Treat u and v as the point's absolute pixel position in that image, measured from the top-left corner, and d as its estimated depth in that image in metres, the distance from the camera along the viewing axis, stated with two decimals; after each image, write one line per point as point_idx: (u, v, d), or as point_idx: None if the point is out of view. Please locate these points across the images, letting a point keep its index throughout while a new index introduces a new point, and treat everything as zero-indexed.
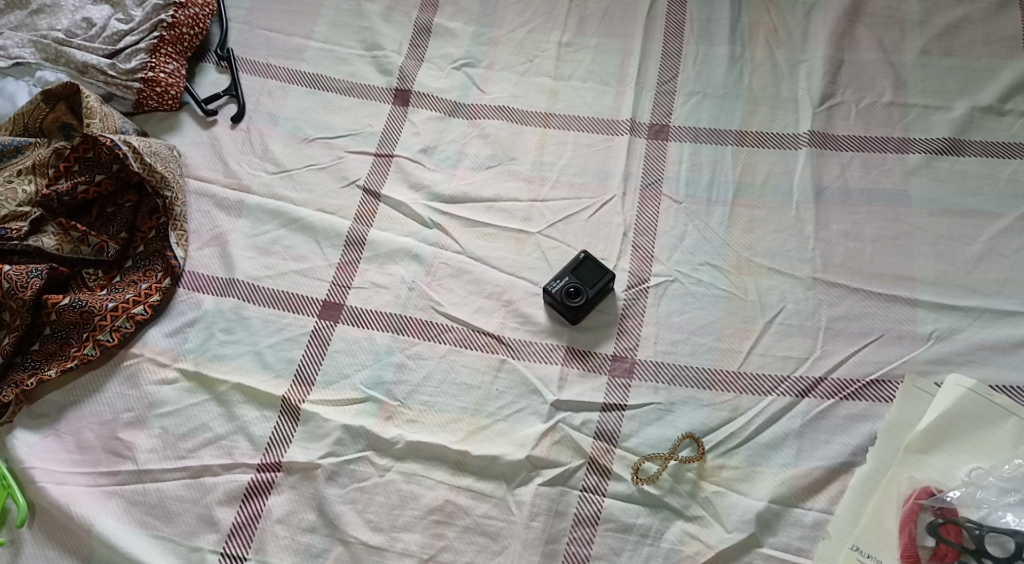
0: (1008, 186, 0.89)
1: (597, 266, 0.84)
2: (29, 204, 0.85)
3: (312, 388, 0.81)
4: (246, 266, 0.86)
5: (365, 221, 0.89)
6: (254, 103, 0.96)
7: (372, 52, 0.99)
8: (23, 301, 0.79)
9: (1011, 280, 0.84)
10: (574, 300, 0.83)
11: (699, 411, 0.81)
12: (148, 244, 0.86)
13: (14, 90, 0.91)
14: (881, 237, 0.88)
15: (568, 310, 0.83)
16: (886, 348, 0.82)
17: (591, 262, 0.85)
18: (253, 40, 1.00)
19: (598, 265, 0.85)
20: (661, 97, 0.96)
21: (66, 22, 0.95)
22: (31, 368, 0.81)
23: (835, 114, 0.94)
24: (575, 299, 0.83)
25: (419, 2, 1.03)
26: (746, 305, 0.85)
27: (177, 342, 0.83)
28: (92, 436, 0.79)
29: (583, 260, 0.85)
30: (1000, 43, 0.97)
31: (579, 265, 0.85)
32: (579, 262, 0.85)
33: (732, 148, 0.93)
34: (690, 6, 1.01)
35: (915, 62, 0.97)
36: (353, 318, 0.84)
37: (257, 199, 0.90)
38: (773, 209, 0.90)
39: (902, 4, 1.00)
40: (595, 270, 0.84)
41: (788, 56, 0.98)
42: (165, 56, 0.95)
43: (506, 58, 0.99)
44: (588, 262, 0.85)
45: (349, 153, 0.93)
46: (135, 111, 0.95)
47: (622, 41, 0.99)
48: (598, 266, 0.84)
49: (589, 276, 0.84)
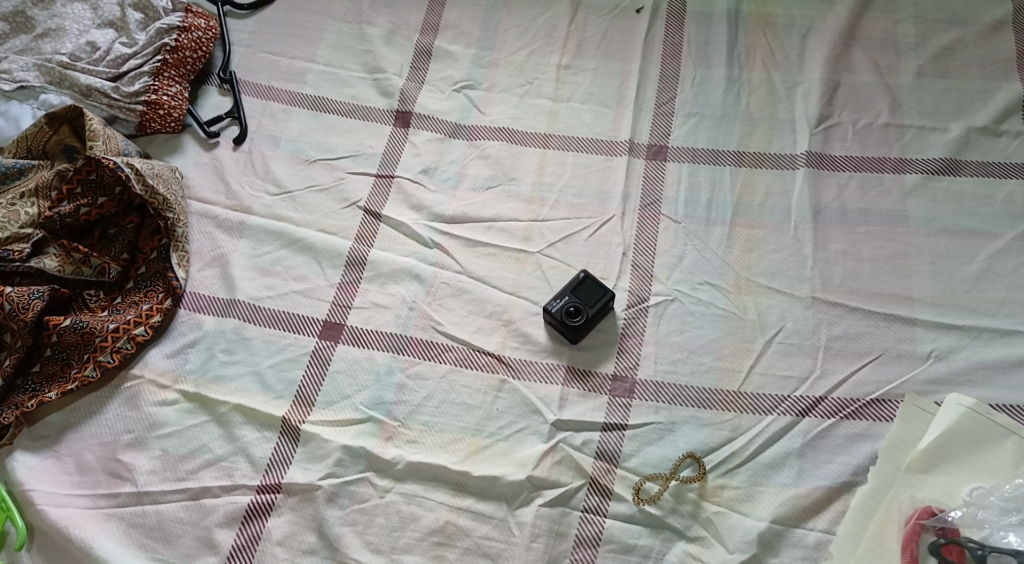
0: (1005, 205, 0.90)
1: (596, 285, 0.85)
2: (32, 225, 0.85)
3: (313, 408, 0.81)
4: (247, 286, 0.87)
5: (366, 241, 0.89)
6: (256, 125, 0.96)
7: (374, 75, 1.00)
8: (24, 322, 0.80)
9: (1010, 299, 0.85)
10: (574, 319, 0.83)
11: (699, 431, 0.81)
12: (149, 265, 0.87)
13: (19, 112, 0.92)
14: (880, 256, 0.88)
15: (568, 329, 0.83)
16: (886, 367, 0.82)
17: (591, 281, 0.85)
18: (256, 63, 1.01)
19: (599, 285, 0.85)
20: (659, 118, 0.97)
21: (70, 45, 0.95)
22: (31, 391, 0.80)
23: (832, 134, 0.95)
24: (575, 319, 0.83)
25: (420, 25, 1.04)
26: (745, 324, 0.85)
27: (178, 363, 0.83)
28: (92, 458, 0.79)
29: (584, 279, 0.85)
30: (994, 65, 0.98)
31: (580, 283, 0.85)
32: (579, 282, 0.85)
33: (730, 168, 0.93)
34: (688, 29, 1.02)
35: (910, 84, 0.98)
36: (354, 338, 0.84)
37: (259, 219, 0.90)
38: (771, 229, 0.90)
39: (897, 27, 1.01)
40: (595, 289, 0.85)
41: (785, 78, 0.99)
42: (168, 79, 0.96)
43: (506, 81, 1.00)
44: (588, 282, 0.85)
45: (350, 174, 0.93)
46: (138, 133, 0.95)
47: (621, 64, 1.00)
48: (599, 285, 0.85)
49: (589, 295, 0.84)
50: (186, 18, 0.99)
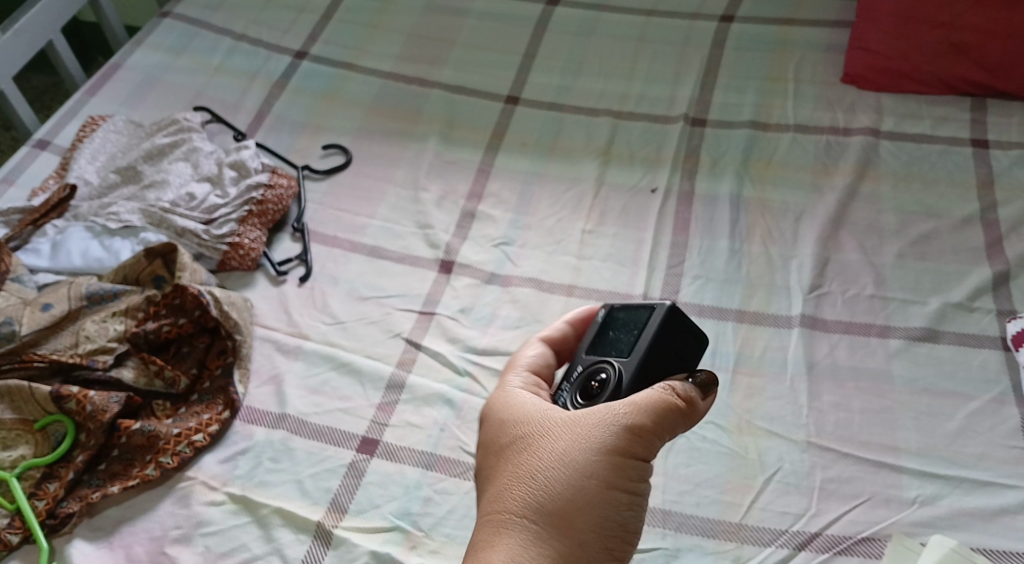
0: (980, 371, 0.98)
1: (635, 308, 0.72)
2: (119, 340, 0.99)
3: (345, 515, 0.90)
4: (297, 402, 0.99)
5: (405, 367, 1.02)
6: (320, 268, 1.12)
7: (424, 230, 1.16)
8: (100, 423, 0.93)
9: (987, 455, 0.92)
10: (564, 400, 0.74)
11: (702, 558, 0.88)
12: (214, 380, 1.01)
13: (121, 246, 1.08)
14: (868, 409, 0.97)
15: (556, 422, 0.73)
16: (875, 510, 0.90)
17: (583, 332, 0.80)
18: (325, 217, 1.18)
19: (607, 311, 0.75)
20: (670, 278, 1.10)
21: (172, 195, 1.14)
22: (97, 485, 0.93)
23: (824, 301, 1.06)
24: (572, 390, 0.74)
25: (466, 193, 1.21)
26: (746, 462, 0.94)
27: (228, 468, 0.95)
28: (141, 550, 0.90)
29: (511, 359, 0.80)
30: (967, 251, 1.09)
31: (512, 362, 0.79)
32: (560, 335, 0.80)
33: (733, 324, 1.05)
34: (696, 207, 1.17)
35: (893, 264, 1.09)
36: (388, 453, 0.95)
37: (313, 345, 1.04)
38: (770, 378, 1.00)
39: (880, 216, 1.14)
40: (630, 316, 0.72)
41: (781, 252, 1.11)
42: (251, 226, 1.12)
43: (536, 241, 1.14)
44: (651, 393, 0.69)
45: (397, 310, 1.07)
46: (217, 268, 1.11)
47: (637, 232, 1.15)
48: (643, 320, 0.71)
49: (602, 342, 0.73)
50: (272, 177, 1.16)
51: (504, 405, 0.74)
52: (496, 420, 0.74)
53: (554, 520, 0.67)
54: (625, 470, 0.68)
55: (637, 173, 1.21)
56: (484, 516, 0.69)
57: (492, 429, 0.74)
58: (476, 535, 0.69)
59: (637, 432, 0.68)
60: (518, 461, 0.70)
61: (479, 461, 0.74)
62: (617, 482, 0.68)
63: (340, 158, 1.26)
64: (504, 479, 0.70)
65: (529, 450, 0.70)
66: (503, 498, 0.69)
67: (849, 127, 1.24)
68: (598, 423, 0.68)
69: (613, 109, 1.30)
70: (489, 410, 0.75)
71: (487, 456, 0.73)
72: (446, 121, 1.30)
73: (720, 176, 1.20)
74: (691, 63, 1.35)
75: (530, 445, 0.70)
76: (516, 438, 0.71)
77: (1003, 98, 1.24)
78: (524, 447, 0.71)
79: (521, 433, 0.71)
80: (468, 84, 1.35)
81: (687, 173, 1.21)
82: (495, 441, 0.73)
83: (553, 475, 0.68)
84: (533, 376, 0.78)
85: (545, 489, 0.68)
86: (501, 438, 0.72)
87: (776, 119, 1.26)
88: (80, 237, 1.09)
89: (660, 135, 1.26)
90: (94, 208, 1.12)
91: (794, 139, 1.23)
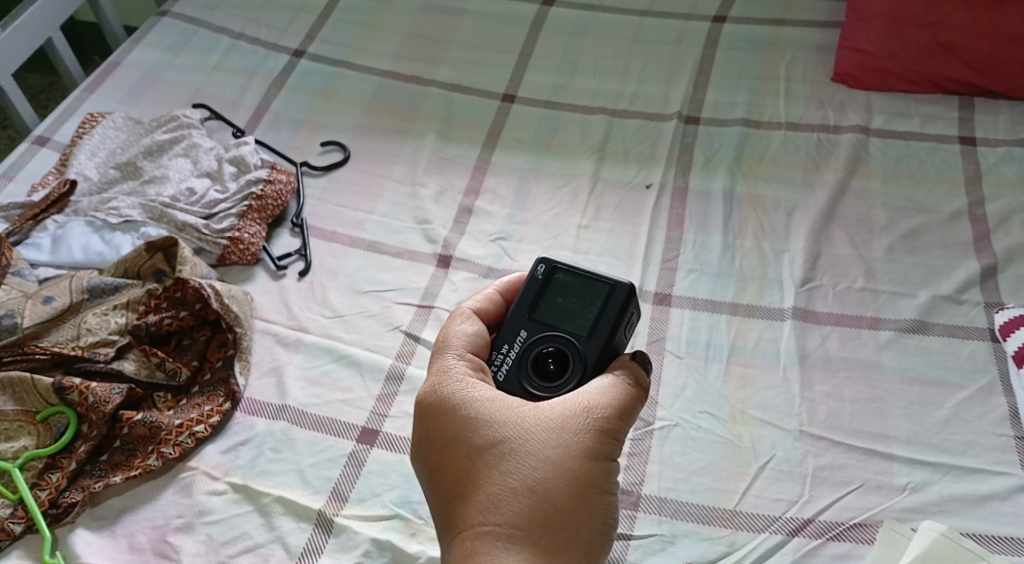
0: (968, 361, 1.00)
1: (588, 280, 0.76)
2: (120, 332, 1.00)
3: (346, 503, 0.92)
4: (298, 393, 1.01)
5: (405, 358, 1.03)
6: (319, 262, 1.13)
7: (422, 225, 1.17)
8: (103, 414, 0.93)
9: (976, 442, 0.94)
10: (503, 362, 0.76)
11: (698, 544, 0.89)
12: (214, 372, 1.02)
13: (121, 241, 1.09)
14: (859, 399, 0.99)
15: (504, 392, 0.75)
16: (867, 496, 0.91)
17: (510, 294, 0.81)
18: (324, 212, 1.19)
19: (548, 272, 0.78)
20: (665, 271, 1.12)
21: (172, 190, 1.15)
22: (99, 475, 0.94)
23: (815, 294, 1.08)
24: (515, 354, 0.76)
25: (463, 189, 1.22)
26: (740, 451, 0.95)
27: (230, 458, 0.96)
28: (144, 538, 0.90)
29: (441, 338, 0.77)
30: (955, 245, 1.11)
31: (443, 342, 0.77)
32: (487, 301, 0.80)
33: (727, 316, 1.07)
34: (689, 202, 1.19)
35: (882, 257, 1.11)
36: (388, 443, 0.96)
37: (313, 338, 1.05)
38: (763, 368, 1.02)
39: (870, 211, 1.16)
40: (584, 288, 0.76)
41: (773, 246, 1.13)
42: (250, 221, 1.13)
43: (533, 236, 1.16)
44: (613, 387, 0.73)
45: (396, 303, 1.08)
46: (217, 262, 1.12)
47: (632, 227, 1.17)
48: (605, 294, 0.75)
49: (551, 308, 0.76)
50: (272, 173, 1.17)
51: (468, 403, 0.72)
52: (463, 422, 0.72)
53: (556, 533, 0.67)
54: (610, 473, 0.71)
55: (632, 170, 1.23)
56: (477, 531, 0.67)
57: (460, 432, 0.71)
58: (471, 554, 0.67)
59: (612, 433, 0.71)
60: (505, 471, 0.69)
61: (447, 466, 0.71)
62: (608, 486, 0.70)
63: (338, 155, 1.27)
64: (491, 487, 0.69)
65: (516, 457, 0.69)
66: (498, 510, 0.68)
67: (840, 124, 1.26)
68: (583, 429, 0.70)
69: (608, 108, 1.32)
70: (447, 408, 0.73)
71: (459, 460, 0.71)
72: (443, 118, 1.32)
73: (713, 172, 1.22)
74: (685, 62, 1.37)
75: (516, 452, 0.70)
76: (500, 444, 0.70)
77: (990, 97, 1.26)
78: (508, 453, 0.70)
79: (500, 438, 0.70)
80: (465, 82, 1.37)
81: (681, 170, 1.23)
82: (465, 445, 0.71)
83: (548, 485, 0.68)
84: (473, 355, 0.76)
85: (543, 499, 0.68)
86: (475, 441, 0.71)
87: (768, 117, 1.29)
88: (81, 232, 1.10)
89: (654, 133, 1.28)
90: (94, 203, 1.14)
91: (785, 137, 1.25)
